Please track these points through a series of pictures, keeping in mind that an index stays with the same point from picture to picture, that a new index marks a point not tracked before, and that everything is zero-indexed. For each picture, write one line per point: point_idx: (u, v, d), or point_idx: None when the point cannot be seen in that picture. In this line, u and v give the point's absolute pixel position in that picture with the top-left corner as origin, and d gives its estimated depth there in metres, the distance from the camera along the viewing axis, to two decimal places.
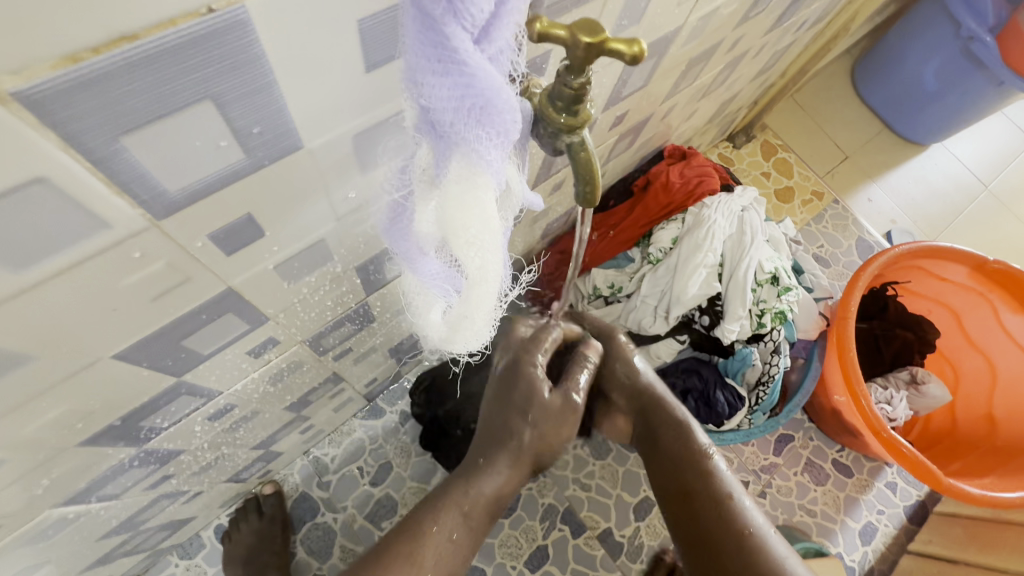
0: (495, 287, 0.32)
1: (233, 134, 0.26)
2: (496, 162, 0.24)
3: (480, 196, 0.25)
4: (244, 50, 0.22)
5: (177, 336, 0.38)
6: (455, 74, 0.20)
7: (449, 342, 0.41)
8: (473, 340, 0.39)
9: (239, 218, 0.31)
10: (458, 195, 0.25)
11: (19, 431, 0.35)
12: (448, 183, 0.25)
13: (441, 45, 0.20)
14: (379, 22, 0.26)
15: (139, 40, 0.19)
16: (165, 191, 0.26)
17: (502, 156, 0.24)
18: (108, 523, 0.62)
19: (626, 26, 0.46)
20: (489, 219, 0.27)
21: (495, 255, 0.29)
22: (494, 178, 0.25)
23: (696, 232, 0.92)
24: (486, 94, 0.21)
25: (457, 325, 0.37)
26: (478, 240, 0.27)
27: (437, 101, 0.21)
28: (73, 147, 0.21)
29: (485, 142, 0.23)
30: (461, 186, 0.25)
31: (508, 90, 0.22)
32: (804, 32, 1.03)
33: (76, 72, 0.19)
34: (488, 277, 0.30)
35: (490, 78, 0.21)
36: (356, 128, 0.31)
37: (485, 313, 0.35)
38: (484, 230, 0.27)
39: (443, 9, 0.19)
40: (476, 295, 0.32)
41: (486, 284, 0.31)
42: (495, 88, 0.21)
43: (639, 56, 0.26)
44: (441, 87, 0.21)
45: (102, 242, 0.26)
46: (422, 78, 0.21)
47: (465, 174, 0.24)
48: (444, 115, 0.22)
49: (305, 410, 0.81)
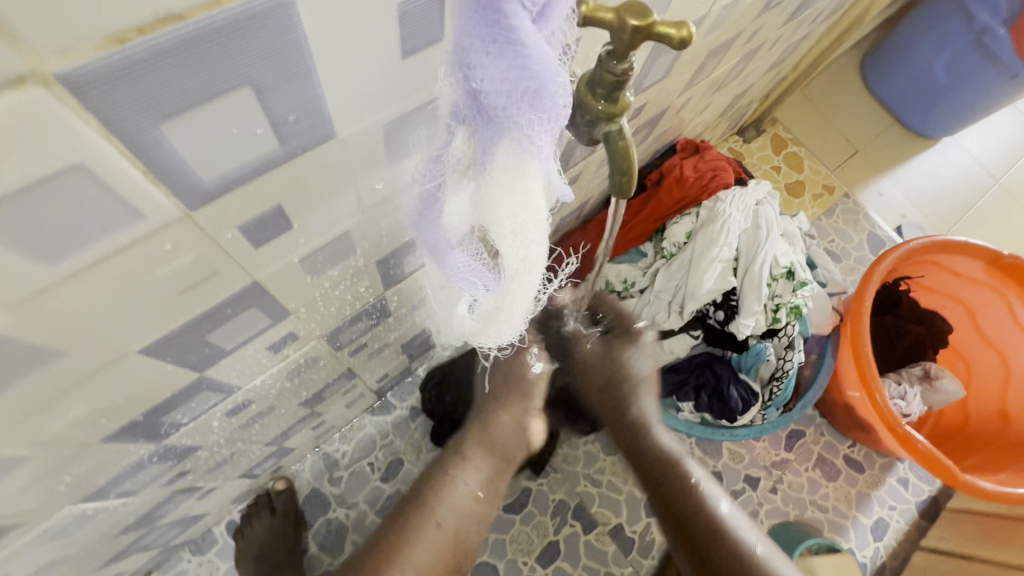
0: (535, 279, 0.31)
1: (269, 122, 0.25)
2: (545, 149, 0.23)
3: (527, 186, 0.24)
4: (286, 33, 0.22)
5: (202, 331, 0.37)
6: (512, 55, 0.19)
7: (477, 336, 0.40)
8: (505, 334, 0.38)
9: (269, 210, 0.31)
10: (504, 183, 0.24)
11: (45, 428, 0.35)
12: (493, 172, 0.24)
13: (498, 24, 0.19)
14: (419, 6, 0.25)
15: (184, 20, 0.19)
16: (199, 180, 0.25)
17: (551, 142, 0.23)
18: (125, 520, 0.62)
19: (653, 15, 0.45)
20: (536, 209, 0.26)
21: (540, 246, 0.28)
22: (542, 166, 0.24)
23: (710, 226, 0.91)
24: (541, 78, 0.20)
25: (488, 319, 0.37)
26: (523, 231, 0.27)
27: (490, 85, 0.21)
28: (113, 133, 0.20)
29: (536, 128, 0.22)
30: (508, 175, 0.24)
31: (562, 73, 0.21)
32: (819, 24, 1.02)
33: (121, 54, 0.18)
34: (531, 268, 0.30)
35: (546, 60, 0.20)
36: (389, 117, 0.31)
37: (523, 306, 0.34)
38: (530, 220, 0.26)
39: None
40: (515, 288, 0.31)
41: (527, 276, 0.30)
42: (551, 71, 0.20)
43: (687, 40, 0.25)
44: (496, 69, 0.20)
45: (136, 234, 0.25)
46: (475, 59, 0.20)
47: (512, 162, 0.24)
48: (495, 100, 0.21)
49: (318, 406, 0.81)
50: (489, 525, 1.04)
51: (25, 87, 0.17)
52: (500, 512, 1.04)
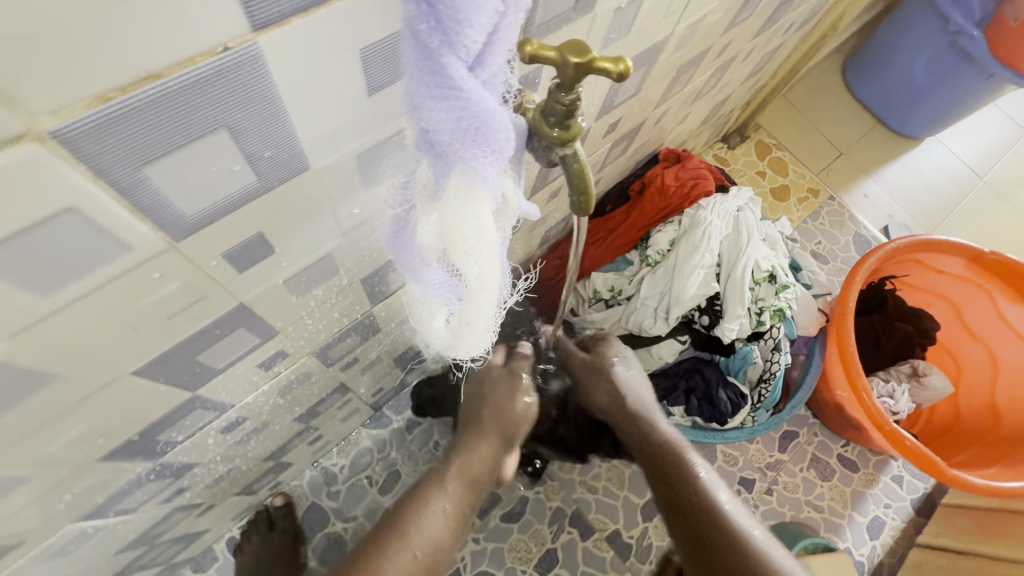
0: (494, 295, 0.34)
1: (245, 159, 0.27)
2: (491, 178, 0.26)
3: (477, 210, 0.27)
4: (258, 82, 0.24)
5: (192, 352, 0.39)
6: (453, 98, 0.22)
7: (451, 349, 0.43)
8: (474, 347, 0.41)
9: (251, 237, 0.33)
10: (457, 208, 0.27)
11: (43, 449, 0.36)
12: (447, 198, 0.27)
13: (439, 72, 0.21)
14: (379, 50, 0.28)
15: (163, 78, 0.21)
16: (182, 214, 0.27)
17: (497, 171, 0.26)
18: (126, 538, 0.64)
19: (615, 39, 0.48)
20: (487, 231, 0.28)
21: (493, 264, 0.31)
22: (490, 193, 0.27)
23: (692, 234, 0.93)
24: (480, 116, 0.23)
25: (460, 333, 0.39)
26: (477, 250, 0.29)
27: (435, 123, 0.23)
28: (101, 178, 0.23)
29: (480, 160, 0.25)
30: (459, 201, 0.27)
31: (500, 112, 0.24)
32: (792, 33, 1.05)
33: (107, 109, 0.20)
34: (488, 284, 0.32)
35: (483, 102, 0.23)
36: (360, 148, 0.33)
37: (485, 319, 0.36)
38: (483, 242, 0.29)
39: (439, 40, 0.20)
40: (476, 303, 0.34)
41: (485, 292, 0.33)
42: (488, 110, 0.23)
43: (624, 73, 0.27)
44: (439, 110, 0.23)
45: (124, 265, 0.27)
46: (422, 101, 0.23)
47: (463, 190, 0.26)
48: (442, 136, 0.24)
49: (313, 421, 0.83)
50: (487, 535, 1.05)
51: (22, 143, 0.19)
52: (498, 521, 1.06)
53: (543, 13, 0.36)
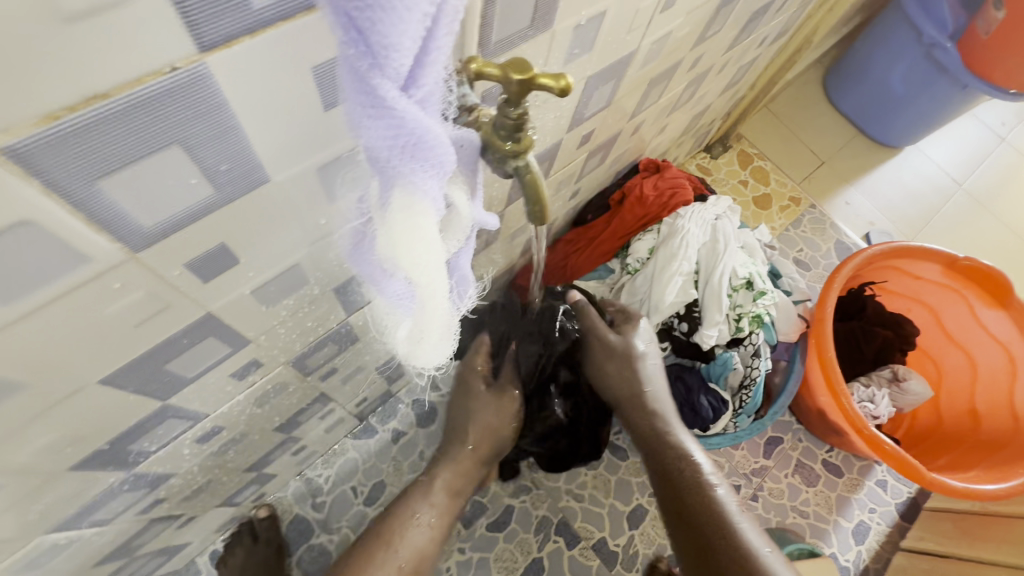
0: (445, 304, 0.35)
1: (203, 173, 0.28)
2: (433, 191, 0.27)
3: (420, 223, 0.28)
4: (209, 98, 0.25)
5: (160, 361, 0.40)
6: (387, 117, 0.23)
7: (410, 359, 0.42)
8: (433, 356, 0.41)
9: (214, 247, 0.34)
10: (402, 221, 0.28)
11: (10, 458, 0.37)
12: (392, 212, 0.28)
13: (371, 94, 0.22)
14: (331, 68, 0.29)
15: (111, 97, 0.22)
16: (140, 226, 0.28)
17: (437, 183, 0.27)
18: (101, 551, 0.63)
19: (578, 55, 0.49)
20: (432, 242, 0.29)
21: (440, 273, 0.31)
22: (433, 205, 0.28)
23: (670, 242, 0.95)
24: (416, 133, 0.24)
25: (416, 342, 0.39)
26: (425, 262, 0.30)
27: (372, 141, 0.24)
28: (56, 193, 0.24)
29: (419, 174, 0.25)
30: (403, 215, 0.27)
31: (435, 128, 0.24)
32: (767, 46, 1.08)
33: (56, 127, 0.21)
34: (437, 292, 0.33)
35: (418, 119, 0.24)
36: (321, 160, 0.34)
37: (437, 326, 0.36)
38: (428, 254, 0.30)
39: (368, 64, 0.21)
40: (430, 311, 0.34)
41: (436, 299, 0.33)
42: (424, 127, 0.24)
43: (566, 88, 0.29)
44: (375, 128, 0.23)
45: (85, 275, 0.28)
46: (358, 120, 0.23)
47: (406, 204, 0.27)
48: (380, 153, 0.24)
49: (295, 431, 0.83)
50: (473, 545, 1.05)
51: None
52: (484, 531, 1.06)
53: (499, 30, 0.37)
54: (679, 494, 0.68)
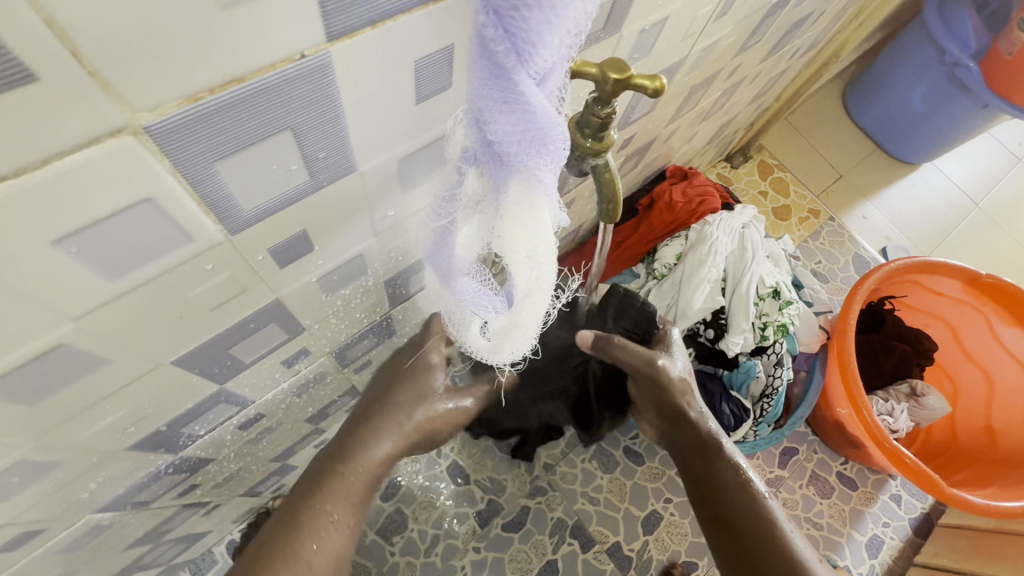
0: (548, 297, 0.35)
1: (303, 160, 0.29)
2: (549, 185, 0.28)
3: (536, 216, 0.29)
4: (324, 86, 0.26)
5: (227, 344, 0.41)
6: (523, 112, 0.24)
7: (491, 355, 0.43)
8: (518, 349, 0.41)
9: (295, 234, 0.35)
10: (518, 215, 0.29)
11: (80, 433, 0.37)
12: (508, 207, 0.29)
13: (512, 89, 0.23)
14: (430, 62, 0.30)
15: (245, 81, 0.23)
16: (241, 209, 0.29)
17: (555, 177, 0.28)
18: (135, 534, 0.64)
19: (637, 59, 0.50)
20: (546, 237, 0.30)
21: (548, 266, 0.32)
22: (548, 200, 0.29)
23: (699, 249, 0.96)
24: (545, 127, 0.25)
25: (505, 337, 0.40)
26: (535, 254, 0.31)
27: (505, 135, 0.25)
28: (179, 173, 0.24)
29: (541, 167, 0.26)
30: (519, 208, 0.28)
31: (562, 124, 0.25)
32: (796, 60, 1.09)
33: (195, 109, 0.22)
34: (542, 285, 0.33)
35: (550, 114, 0.24)
36: (402, 152, 0.35)
37: (535, 320, 0.37)
38: (541, 245, 0.30)
39: (514, 59, 0.22)
40: (530, 305, 0.35)
41: (541, 291, 0.34)
42: (553, 122, 0.25)
43: (660, 89, 0.29)
44: (508, 122, 0.24)
45: (184, 254, 0.29)
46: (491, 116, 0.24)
47: (524, 198, 0.28)
48: (508, 146, 0.25)
49: (321, 424, 0.83)
50: (488, 544, 1.05)
51: (118, 137, 0.21)
52: (499, 531, 1.06)
53: None
54: (725, 515, 0.57)
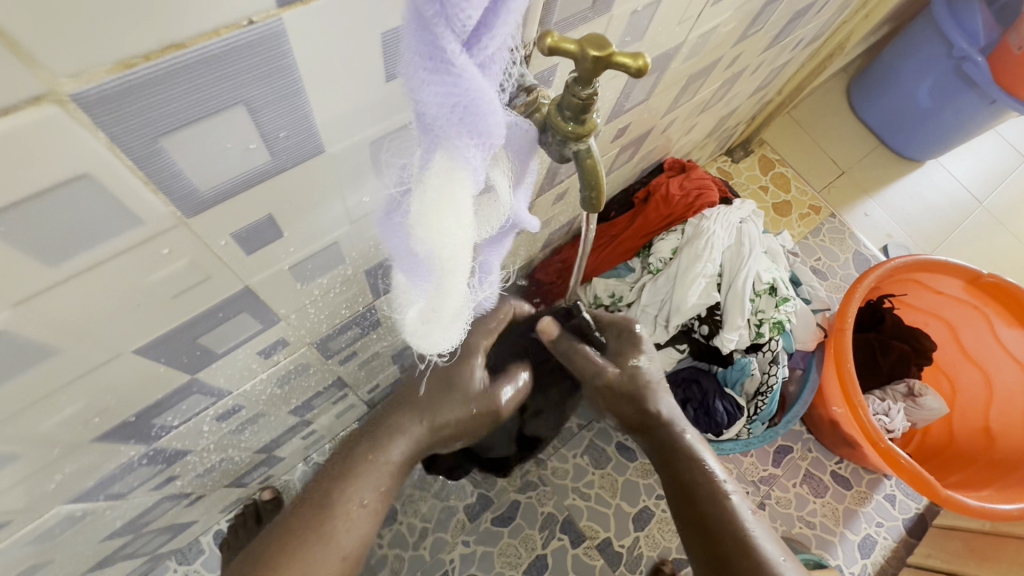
0: (463, 283, 0.34)
1: (262, 138, 0.27)
2: (473, 160, 0.27)
3: (455, 192, 0.28)
4: (279, 58, 0.24)
5: (195, 334, 0.39)
6: (444, 73, 0.23)
7: (420, 334, 0.41)
8: (443, 333, 0.40)
9: (261, 219, 0.33)
10: (439, 187, 0.28)
11: (38, 424, 0.36)
12: (431, 176, 0.28)
13: (434, 46, 0.22)
14: (400, 36, 0.28)
15: (185, 48, 0.21)
16: (196, 190, 0.27)
17: (479, 153, 0.27)
18: (112, 525, 0.63)
19: (629, 43, 0.48)
20: (464, 215, 0.29)
21: (465, 248, 0.31)
22: (472, 176, 0.28)
23: (695, 243, 0.94)
24: (468, 94, 0.24)
25: (428, 317, 0.38)
26: (452, 233, 0.29)
27: (426, 97, 0.24)
28: (117, 146, 0.23)
29: (462, 138, 0.25)
30: (439, 180, 0.27)
31: (488, 93, 0.24)
32: (800, 50, 1.06)
33: (128, 76, 0.20)
34: (458, 268, 0.32)
35: (472, 80, 0.23)
36: (375, 134, 0.33)
37: (451, 305, 0.36)
38: (458, 225, 0.29)
39: (436, 13, 0.21)
40: (447, 289, 0.34)
41: (456, 276, 0.33)
42: (478, 89, 0.24)
43: (643, 69, 0.28)
44: (430, 83, 0.23)
45: (134, 237, 0.27)
46: (415, 75, 0.23)
47: (445, 168, 0.27)
48: (429, 110, 0.24)
49: (307, 415, 0.82)
50: (477, 538, 1.04)
51: (41, 104, 0.19)
52: (489, 525, 1.04)
53: (561, 12, 0.36)
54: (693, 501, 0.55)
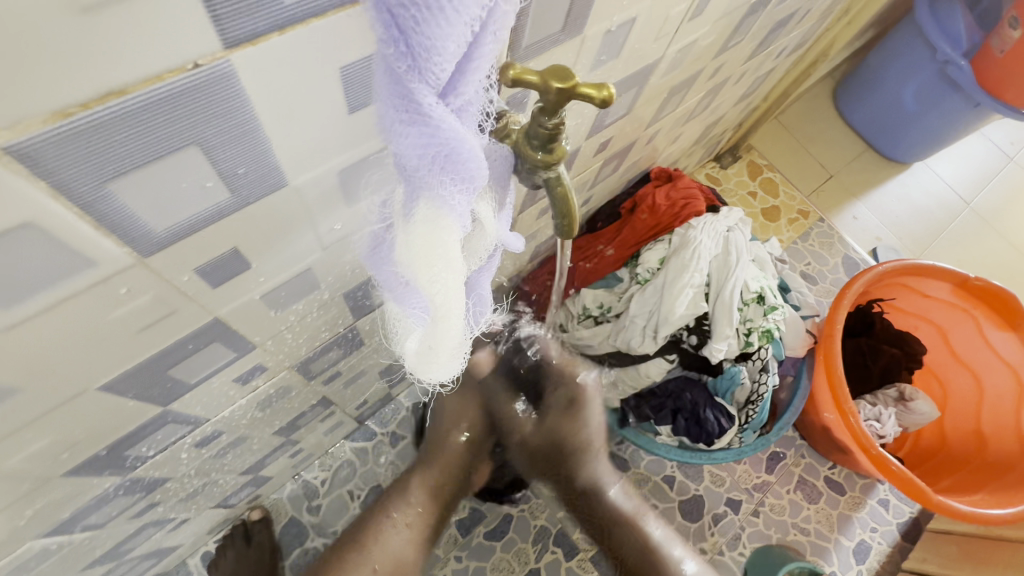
0: (459, 323, 0.33)
1: (219, 176, 0.27)
2: (459, 206, 0.26)
3: (443, 237, 0.27)
4: (230, 98, 0.24)
5: (164, 366, 0.38)
6: (421, 125, 0.22)
7: (418, 372, 0.41)
8: (442, 371, 0.39)
9: (225, 253, 0.32)
10: (425, 235, 0.27)
11: (0, 464, 0.35)
12: (415, 222, 0.27)
13: (408, 98, 0.22)
14: (359, 70, 0.27)
15: (127, 94, 0.20)
16: (151, 230, 0.26)
17: (465, 198, 0.26)
18: (92, 554, 0.61)
19: (605, 61, 0.48)
20: (454, 258, 0.29)
21: (457, 290, 0.31)
22: (457, 220, 0.27)
23: (682, 253, 0.94)
24: (449, 143, 0.23)
25: (426, 357, 0.38)
26: (443, 277, 0.29)
27: (404, 148, 0.23)
28: (62, 193, 0.22)
29: (448, 186, 0.25)
30: (426, 226, 0.27)
31: (470, 140, 0.24)
32: (784, 58, 1.06)
33: (66, 126, 0.20)
34: (452, 312, 0.32)
35: (453, 130, 0.23)
36: (341, 164, 0.33)
37: (449, 345, 0.35)
38: (448, 269, 0.29)
39: (407, 65, 0.21)
40: (442, 331, 0.33)
41: (450, 318, 0.32)
42: (458, 138, 0.23)
43: (607, 100, 0.27)
44: (408, 135, 0.23)
45: (88, 279, 0.27)
46: (391, 127, 0.23)
47: (431, 216, 0.26)
48: (409, 161, 0.24)
49: (294, 435, 0.81)
50: (470, 553, 1.03)
51: None
52: (481, 540, 1.03)
53: (531, 35, 0.36)
54: None
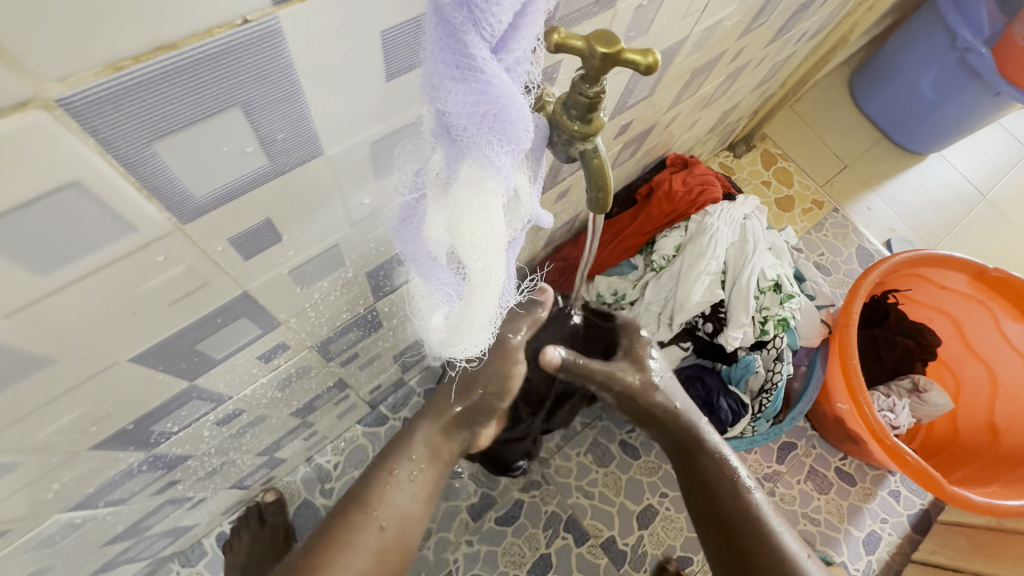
0: (496, 292, 0.33)
1: (259, 141, 0.26)
2: (505, 169, 0.26)
3: (488, 201, 0.27)
4: (274, 58, 0.23)
5: (193, 340, 0.38)
6: (473, 81, 0.22)
7: (447, 346, 0.41)
8: (470, 344, 0.39)
9: (258, 224, 0.32)
10: (468, 199, 0.27)
11: (33, 434, 0.35)
12: (457, 186, 0.27)
13: (461, 52, 0.21)
14: (399, 34, 0.27)
15: (177, 49, 0.20)
16: (192, 195, 0.26)
17: (511, 161, 0.26)
18: (115, 529, 0.62)
19: (634, 38, 0.47)
20: (495, 224, 0.28)
21: (496, 258, 0.30)
22: (502, 184, 0.27)
23: (698, 240, 0.93)
24: (499, 102, 0.23)
25: (456, 329, 0.37)
26: (484, 243, 0.29)
27: (453, 105, 0.23)
28: (108, 151, 0.22)
29: (495, 148, 0.25)
30: (470, 190, 0.27)
31: (520, 99, 0.24)
32: (803, 43, 1.05)
33: (119, 79, 0.19)
34: (491, 280, 0.32)
35: (504, 87, 0.23)
36: (374, 135, 0.32)
37: (483, 316, 0.35)
38: (490, 234, 0.28)
39: (463, 17, 0.21)
40: (478, 299, 0.33)
41: (488, 286, 0.32)
42: (509, 96, 0.23)
43: (653, 66, 0.27)
44: (458, 93, 0.22)
45: (129, 245, 0.26)
46: (441, 83, 0.23)
47: (475, 179, 0.26)
48: (458, 120, 0.24)
49: (309, 417, 0.81)
50: (481, 538, 1.03)
51: (25, 110, 0.18)
52: (492, 525, 1.04)
53: (565, 6, 0.35)
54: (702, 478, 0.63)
